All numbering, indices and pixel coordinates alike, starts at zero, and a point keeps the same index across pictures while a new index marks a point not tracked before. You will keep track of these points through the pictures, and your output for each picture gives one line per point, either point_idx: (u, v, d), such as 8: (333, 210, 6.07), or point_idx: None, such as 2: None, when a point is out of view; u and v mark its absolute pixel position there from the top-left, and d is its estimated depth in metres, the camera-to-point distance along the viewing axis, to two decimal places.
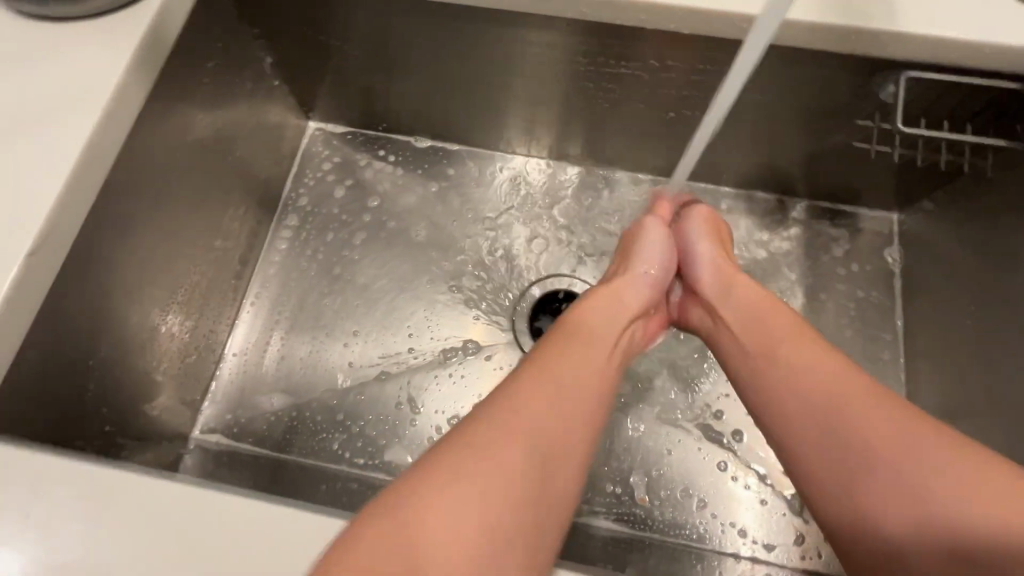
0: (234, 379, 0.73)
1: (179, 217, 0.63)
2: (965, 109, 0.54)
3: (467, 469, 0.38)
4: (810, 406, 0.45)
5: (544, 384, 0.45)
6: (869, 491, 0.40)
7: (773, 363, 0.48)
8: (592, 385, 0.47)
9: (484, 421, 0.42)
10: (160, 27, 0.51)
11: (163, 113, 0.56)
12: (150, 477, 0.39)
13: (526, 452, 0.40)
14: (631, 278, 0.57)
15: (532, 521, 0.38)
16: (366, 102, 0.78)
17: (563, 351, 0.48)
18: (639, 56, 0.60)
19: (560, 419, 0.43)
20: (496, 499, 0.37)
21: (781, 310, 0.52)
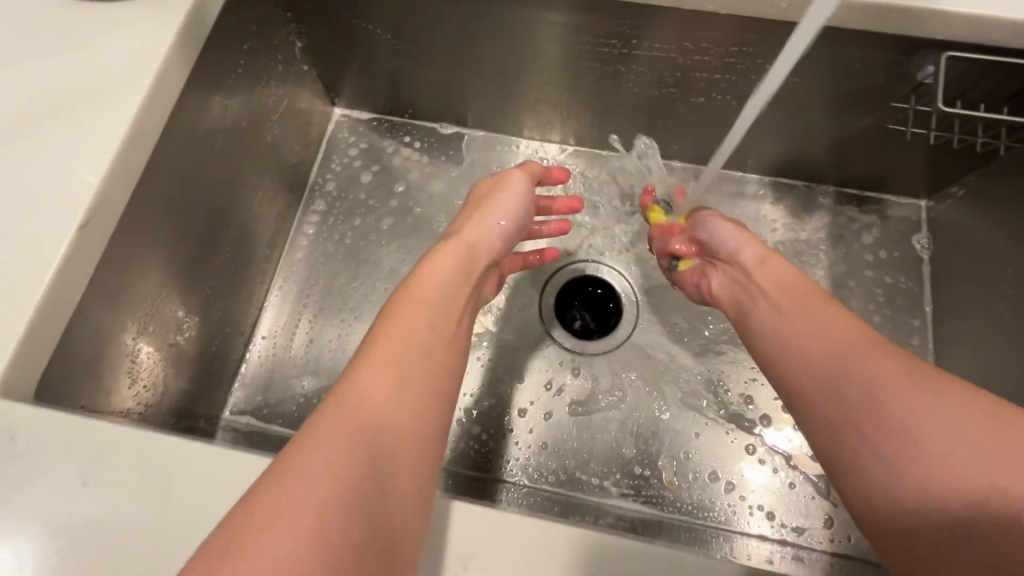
0: (264, 362, 0.74)
1: (213, 198, 0.64)
2: (1003, 91, 0.53)
3: (320, 438, 0.34)
4: (814, 363, 0.44)
5: (403, 328, 0.42)
6: (871, 443, 0.38)
7: (798, 322, 0.48)
8: (454, 320, 0.46)
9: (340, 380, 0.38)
10: (201, 7, 0.52)
11: (202, 93, 0.57)
12: (200, 446, 0.39)
13: (402, 384, 0.38)
14: (486, 224, 0.58)
15: (422, 444, 0.37)
16: (394, 88, 0.79)
17: (416, 290, 0.47)
18: (671, 39, 0.60)
19: (427, 348, 0.41)
20: (379, 435, 0.35)
21: (802, 279, 0.52)
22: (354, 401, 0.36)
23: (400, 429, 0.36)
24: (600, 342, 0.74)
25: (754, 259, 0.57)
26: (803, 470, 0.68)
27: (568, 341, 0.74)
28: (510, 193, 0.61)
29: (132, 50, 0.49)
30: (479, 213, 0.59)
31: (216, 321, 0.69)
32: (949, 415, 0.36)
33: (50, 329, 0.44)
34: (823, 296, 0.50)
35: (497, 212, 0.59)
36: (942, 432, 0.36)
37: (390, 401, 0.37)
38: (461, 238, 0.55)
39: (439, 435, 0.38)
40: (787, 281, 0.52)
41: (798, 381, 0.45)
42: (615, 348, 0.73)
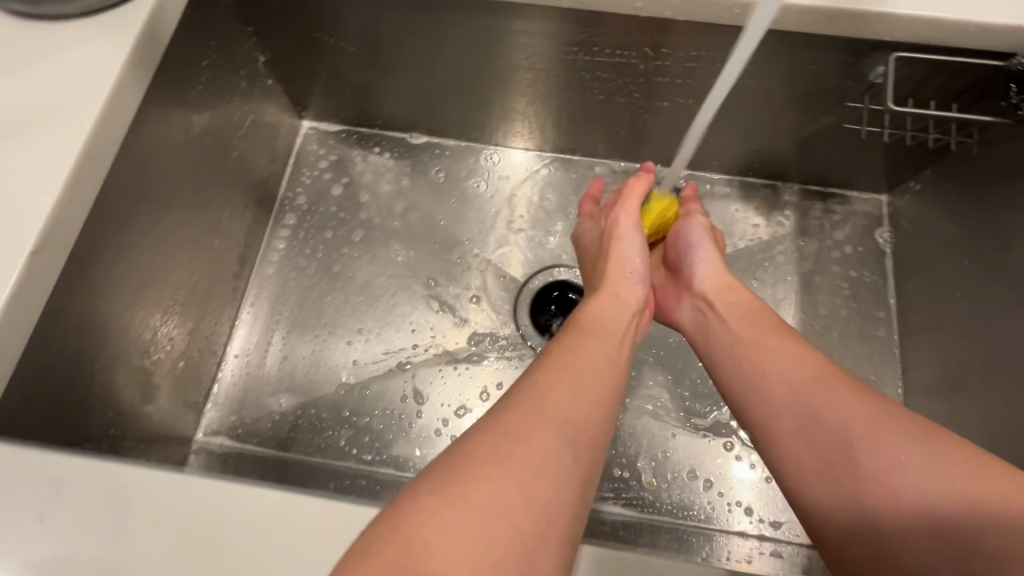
0: (236, 381, 0.73)
1: (178, 217, 0.62)
2: (952, 87, 0.55)
3: (481, 473, 0.35)
4: (780, 396, 0.46)
5: (549, 389, 0.42)
6: (874, 493, 0.39)
7: (756, 356, 0.50)
8: (599, 387, 0.44)
9: (489, 431, 0.38)
10: (154, 24, 0.51)
11: (161, 112, 0.56)
12: (172, 474, 0.39)
13: (544, 459, 0.37)
14: (627, 263, 0.59)
15: (536, 529, 0.34)
16: (362, 100, 0.79)
17: (576, 335, 0.49)
18: (633, 45, 0.61)
19: (572, 424, 0.40)
20: (502, 507, 0.34)
21: (770, 315, 0.53)
22: (497, 461, 0.36)
23: (521, 505, 0.34)
24: None
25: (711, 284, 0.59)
26: None
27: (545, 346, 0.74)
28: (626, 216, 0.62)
29: (82, 72, 0.48)
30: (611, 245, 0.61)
31: (185, 342, 0.67)
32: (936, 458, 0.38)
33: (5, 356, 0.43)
34: (784, 325, 0.52)
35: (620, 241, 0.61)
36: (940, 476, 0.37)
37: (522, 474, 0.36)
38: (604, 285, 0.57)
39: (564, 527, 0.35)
40: (762, 317, 0.53)
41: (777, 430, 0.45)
42: None
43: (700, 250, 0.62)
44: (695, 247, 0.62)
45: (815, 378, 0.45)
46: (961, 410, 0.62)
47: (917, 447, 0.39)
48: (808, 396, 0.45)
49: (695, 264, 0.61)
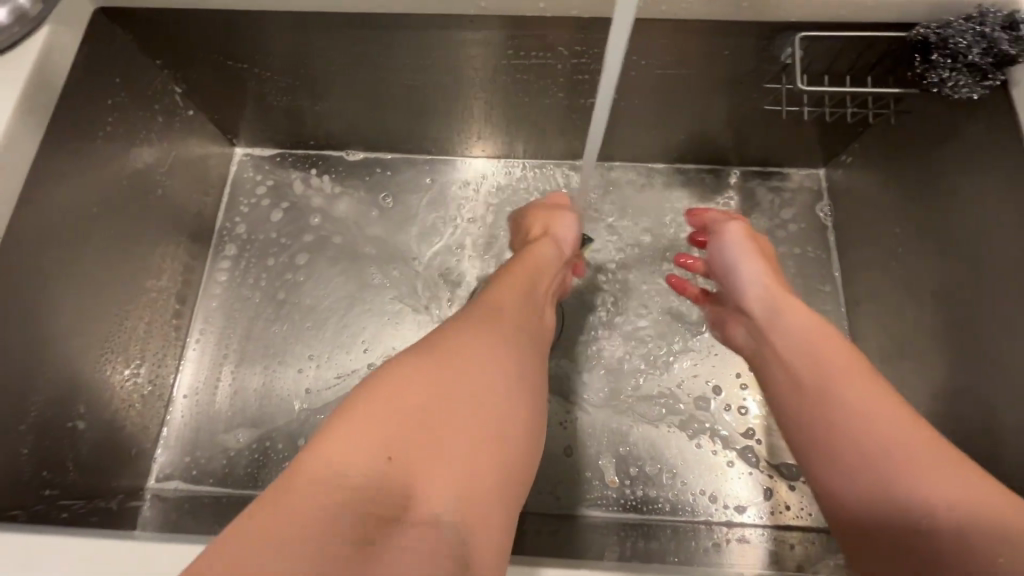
0: (187, 421, 0.71)
1: (105, 261, 0.61)
2: (862, 62, 0.56)
3: (454, 356, 0.39)
4: (843, 424, 0.43)
5: (499, 314, 0.45)
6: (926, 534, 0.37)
7: (808, 382, 0.47)
8: (535, 320, 0.49)
9: (450, 334, 0.42)
10: (43, 70, 0.50)
11: (70, 156, 0.54)
12: (131, 543, 0.41)
13: (506, 363, 0.41)
14: (562, 227, 0.61)
15: (506, 419, 0.38)
16: (292, 122, 0.77)
17: (523, 267, 0.53)
18: (547, 46, 0.61)
19: (523, 343, 0.44)
20: (478, 393, 0.38)
21: (834, 338, 0.48)
22: (468, 354, 0.40)
23: (493, 394, 0.38)
24: None
25: (762, 309, 0.54)
26: (738, 447, 0.70)
27: None
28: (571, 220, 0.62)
29: None
30: (557, 220, 0.62)
31: (128, 387, 0.66)
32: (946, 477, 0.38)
33: None
34: (856, 352, 0.47)
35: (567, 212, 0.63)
36: (941, 490, 0.37)
37: (488, 369, 0.39)
38: (550, 240, 0.59)
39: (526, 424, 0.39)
40: (812, 338, 0.48)
41: (820, 434, 0.45)
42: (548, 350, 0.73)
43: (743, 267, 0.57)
44: (737, 264, 0.58)
45: (888, 418, 0.42)
46: (908, 375, 0.63)
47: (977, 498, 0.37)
48: (876, 430, 0.42)
49: (741, 287, 0.57)
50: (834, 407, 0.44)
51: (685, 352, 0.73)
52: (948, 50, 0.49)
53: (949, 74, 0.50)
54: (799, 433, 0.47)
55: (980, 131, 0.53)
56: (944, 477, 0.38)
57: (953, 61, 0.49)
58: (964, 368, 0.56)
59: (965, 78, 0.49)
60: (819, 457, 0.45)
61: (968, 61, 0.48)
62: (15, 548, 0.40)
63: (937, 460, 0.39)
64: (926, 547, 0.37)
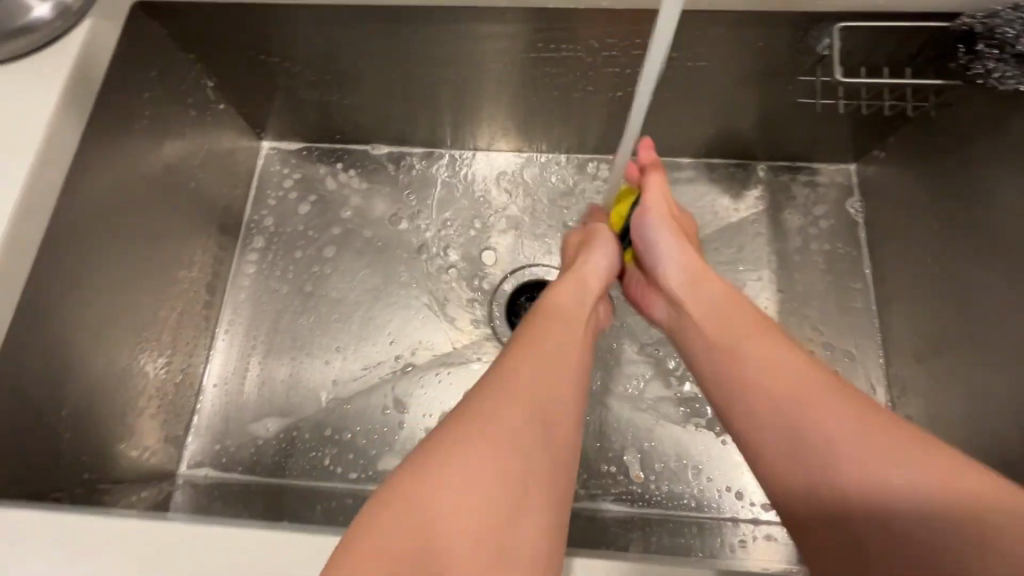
0: (217, 410, 0.72)
1: (141, 251, 0.62)
2: (902, 54, 0.55)
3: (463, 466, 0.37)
4: (778, 382, 0.44)
5: (534, 365, 0.44)
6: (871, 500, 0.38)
7: (731, 351, 0.48)
8: (577, 357, 0.47)
9: (480, 415, 0.40)
10: (86, 64, 0.51)
11: (108, 147, 0.56)
12: (173, 526, 0.41)
13: (529, 451, 0.39)
14: (591, 263, 0.57)
15: (538, 484, 0.39)
16: (319, 116, 0.78)
17: (550, 319, 0.49)
18: (577, 39, 0.61)
19: (557, 391, 0.43)
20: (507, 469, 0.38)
21: (745, 310, 0.50)
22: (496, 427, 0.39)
23: (524, 467, 0.39)
24: None
25: (684, 284, 0.55)
26: None
27: None
28: (606, 246, 0.58)
29: (21, 115, 0.48)
30: (583, 254, 0.58)
31: (160, 375, 0.67)
32: (910, 468, 0.38)
33: None
34: (773, 322, 0.49)
35: (603, 245, 0.58)
36: (891, 458, 0.38)
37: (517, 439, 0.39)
38: (571, 279, 0.55)
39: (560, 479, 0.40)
40: (735, 330, 0.49)
41: (759, 402, 0.44)
42: None
43: (665, 244, 0.56)
44: (662, 242, 0.56)
45: (815, 377, 0.43)
46: (942, 374, 0.62)
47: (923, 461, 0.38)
48: (808, 390, 0.43)
49: (666, 264, 0.56)
50: (768, 368, 0.45)
51: None
52: (995, 41, 0.50)
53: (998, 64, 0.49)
54: (740, 421, 0.45)
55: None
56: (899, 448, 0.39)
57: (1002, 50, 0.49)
58: (1003, 367, 0.54)
59: (1012, 68, 0.51)
60: (779, 469, 0.42)
61: None
62: (60, 526, 0.41)
63: (890, 440, 0.39)
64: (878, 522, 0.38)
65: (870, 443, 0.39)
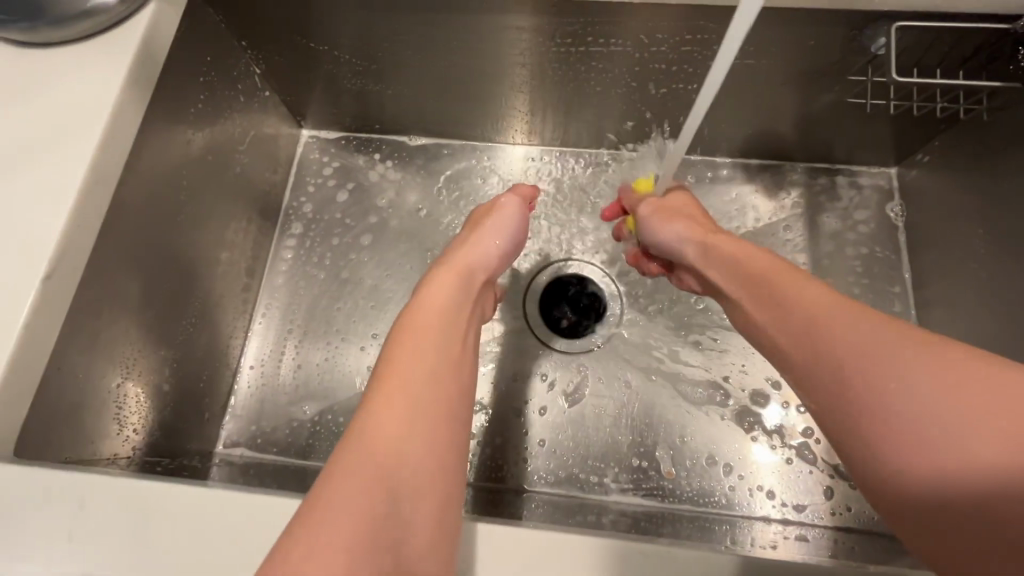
0: (253, 392, 0.74)
1: (189, 231, 0.63)
2: (956, 55, 0.55)
3: (365, 444, 0.36)
4: (810, 332, 0.42)
5: (419, 343, 0.43)
6: (907, 433, 0.35)
7: (761, 311, 0.47)
8: (460, 330, 0.46)
9: (373, 394, 0.39)
10: (151, 46, 0.52)
11: (163, 127, 0.57)
12: (221, 491, 0.42)
13: (423, 409, 0.39)
14: (483, 244, 0.55)
15: (447, 441, 0.39)
16: (360, 106, 0.79)
17: (427, 294, 0.48)
18: (625, 34, 0.61)
19: (440, 359, 0.42)
20: (409, 442, 0.37)
21: (766, 260, 0.48)
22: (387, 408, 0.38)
23: (427, 437, 0.37)
24: (580, 339, 0.74)
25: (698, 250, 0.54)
26: (796, 444, 0.69)
27: (557, 340, 0.74)
28: (508, 217, 0.58)
29: (87, 93, 0.49)
30: (476, 234, 0.56)
31: (201, 355, 0.68)
32: (947, 386, 0.34)
33: (26, 374, 0.45)
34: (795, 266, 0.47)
35: (495, 229, 0.57)
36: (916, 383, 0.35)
37: (409, 412, 0.38)
38: (453, 262, 0.52)
39: (457, 438, 0.40)
40: (762, 270, 0.48)
41: (799, 358, 0.43)
42: (603, 342, 0.74)
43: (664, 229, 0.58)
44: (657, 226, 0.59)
45: (842, 317, 0.41)
46: None
47: (950, 377, 0.35)
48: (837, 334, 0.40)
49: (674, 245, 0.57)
50: (800, 316, 0.43)
51: (736, 344, 0.73)
52: None
53: None
54: (796, 379, 0.43)
55: None
56: (923, 372, 0.35)
57: None
58: None
59: None
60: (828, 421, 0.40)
61: None
62: (111, 497, 0.41)
63: (912, 366, 0.36)
64: (918, 453, 0.34)
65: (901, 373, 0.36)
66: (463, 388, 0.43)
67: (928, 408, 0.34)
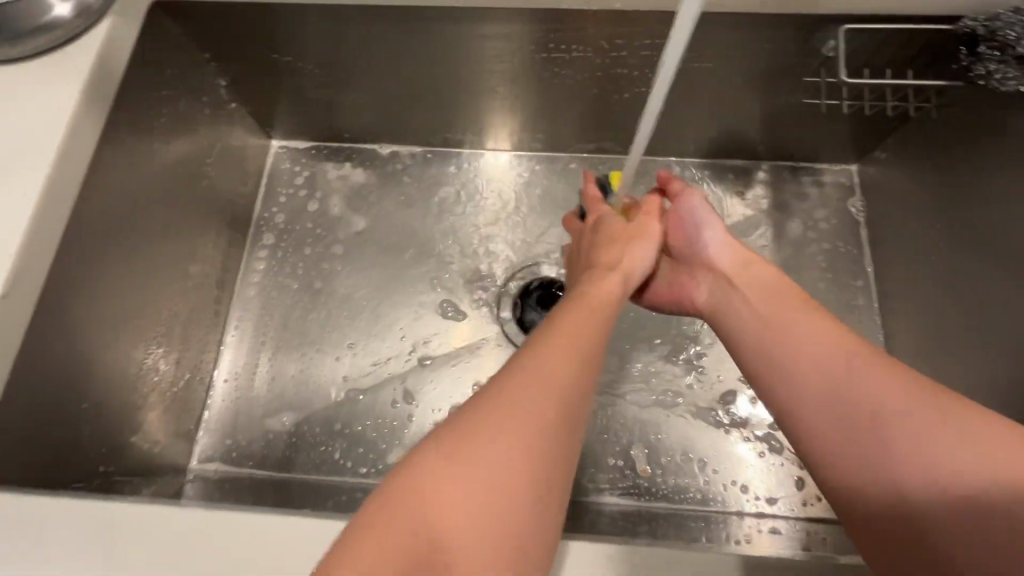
0: (226, 406, 0.73)
1: (156, 246, 0.63)
2: (904, 55, 0.57)
3: (478, 456, 0.35)
4: (817, 360, 0.47)
5: (560, 361, 0.40)
6: (908, 463, 0.41)
7: (771, 334, 0.51)
8: (601, 358, 0.44)
9: (504, 399, 0.37)
10: (109, 61, 0.52)
11: (125, 141, 0.56)
12: (186, 512, 0.42)
13: (546, 447, 0.36)
14: (634, 256, 0.55)
15: (557, 484, 0.37)
16: (329, 115, 0.79)
17: (581, 307, 0.46)
18: (586, 40, 0.62)
19: (570, 412, 0.38)
20: (506, 495, 0.35)
21: (787, 290, 0.53)
22: (508, 447, 0.35)
23: (540, 477, 0.36)
24: None
25: (733, 264, 0.56)
26: (767, 437, 0.70)
27: None
28: (654, 236, 0.57)
29: (41, 111, 0.49)
30: (630, 241, 0.56)
31: (173, 371, 0.67)
32: (945, 426, 0.41)
33: None
34: (807, 297, 0.52)
35: (649, 243, 0.56)
36: (922, 422, 0.42)
37: (534, 444, 0.36)
38: (612, 275, 0.51)
39: (555, 511, 0.36)
40: (775, 303, 0.52)
41: (794, 380, 0.48)
42: None
43: (709, 229, 0.58)
44: (702, 227, 0.58)
45: (848, 354, 0.47)
46: (942, 369, 0.63)
47: (955, 420, 0.41)
48: (843, 368, 0.46)
49: (705, 246, 0.58)
50: (809, 346, 0.49)
51: (708, 341, 0.74)
52: (996, 42, 0.51)
53: (997, 67, 0.52)
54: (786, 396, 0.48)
55: None
56: (931, 414, 0.42)
57: (1001, 53, 0.51)
58: (1006, 363, 0.56)
59: (1013, 70, 0.52)
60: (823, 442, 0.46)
61: (1017, 52, 0.50)
62: (77, 519, 0.42)
63: (922, 409, 0.42)
64: (916, 481, 0.41)
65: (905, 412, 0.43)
66: (575, 453, 0.39)
67: (931, 442, 0.41)
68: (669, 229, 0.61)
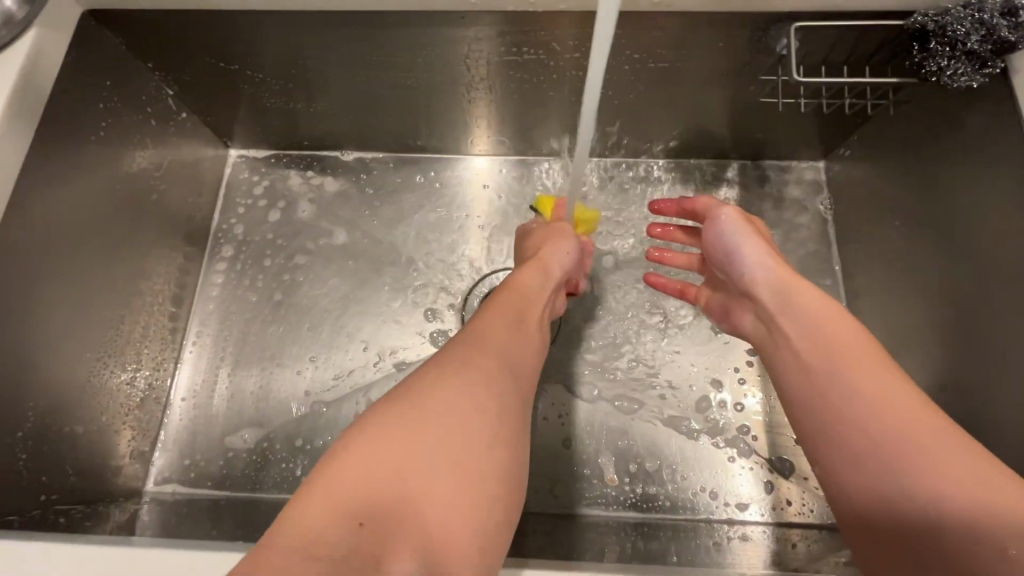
0: (184, 424, 0.71)
1: (101, 263, 0.61)
2: (859, 52, 0.56)
3: (430, 400, 0.38)
4: (842, 373, 0.45)
5: (497, 329, 0.47)
6: (904, 485, 0.39)
7: (806, 360, 0.48)
8: (528, 330, 0.49)
9: (446, 360, 0.42)
10: (32, 74, 0.50)
11: (59, 156, 0.54)
12: (126, 549, 0.41)
13: (490, 394, 0.40)
14: (558, 247, 0.61)
15: (510, 437, 0.40)
16: (286, 123, 0.77)
17: (506, 292, 0.53)
18: (539, 43, 0.61)
19: (501, 369, 0.43)
20: (460, 432, 0.37)
21: (848, 326, 0.47)
22: (455, 394, 0.39)
23: (490, 419, 0.39)
24: None
25: (770, 293, 0.52)
26: (736, 441, 0.69)
27: None
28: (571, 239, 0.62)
29: None
30: (551, 240, 0.62)
31: (125, 391, 0.66)
32: (957, 470, 0.37)
33: None
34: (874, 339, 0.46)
35: (568, 239, 0.62)
36: (933, 458, 0.38)
37: (479, 390, 0.40)
38: (536, 263, 0.58)
39: (509, 456, 0.39)
40: (817, 334, 0.48)
41: (810, 388, 0.47)
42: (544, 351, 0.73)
43: (746, 250, 0.54)
44: (738, 249, 0.55)
45: (894, 383, 0.43)
46: (907, 368, 0.62)
47: (967, 466, 0.37)
48: (878, 391, 0.42)
49: (744, 271, 0.54)
50: (847, 364, 0.45)
51: (677, 345, 0.73)
52: (945, 39, 0.50)
53: (947, 63, 0.51)
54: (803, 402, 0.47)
55: (982, 118, 0.52)
56: (946, 453, 0.38)
57: (951, 49, 0.50)
58: (967, 361, 0.55)
59: (964, 65, 0.50)
60: (827, 444, 0.45)
61: (966, 48, 0.49)
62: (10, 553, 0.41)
63: (938, 449, 0.39)
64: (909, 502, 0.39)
65: (922, 443, 0.39)
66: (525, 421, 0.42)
67: (933, 476, 0.38)
68: (707, 248, 0.59)
